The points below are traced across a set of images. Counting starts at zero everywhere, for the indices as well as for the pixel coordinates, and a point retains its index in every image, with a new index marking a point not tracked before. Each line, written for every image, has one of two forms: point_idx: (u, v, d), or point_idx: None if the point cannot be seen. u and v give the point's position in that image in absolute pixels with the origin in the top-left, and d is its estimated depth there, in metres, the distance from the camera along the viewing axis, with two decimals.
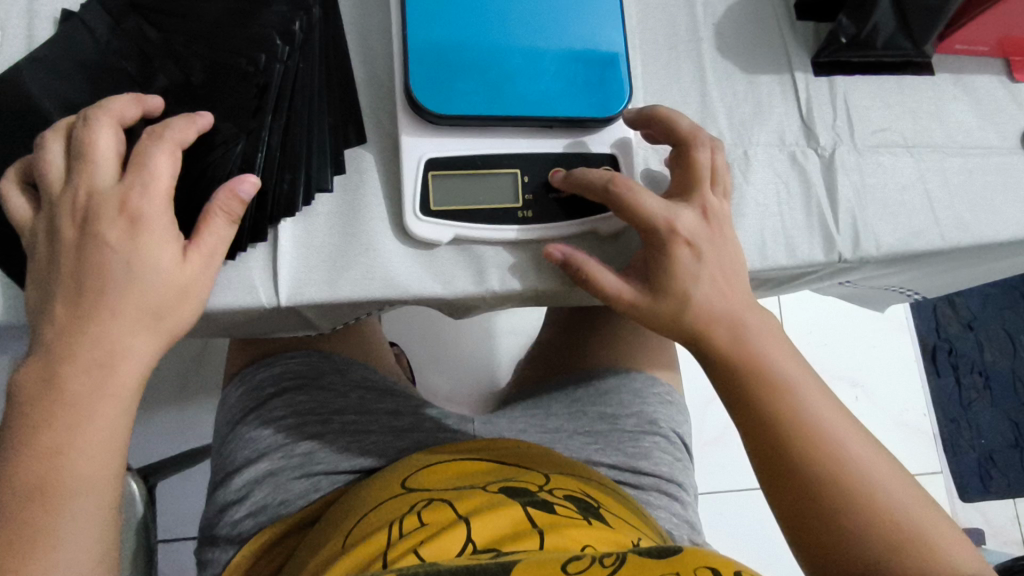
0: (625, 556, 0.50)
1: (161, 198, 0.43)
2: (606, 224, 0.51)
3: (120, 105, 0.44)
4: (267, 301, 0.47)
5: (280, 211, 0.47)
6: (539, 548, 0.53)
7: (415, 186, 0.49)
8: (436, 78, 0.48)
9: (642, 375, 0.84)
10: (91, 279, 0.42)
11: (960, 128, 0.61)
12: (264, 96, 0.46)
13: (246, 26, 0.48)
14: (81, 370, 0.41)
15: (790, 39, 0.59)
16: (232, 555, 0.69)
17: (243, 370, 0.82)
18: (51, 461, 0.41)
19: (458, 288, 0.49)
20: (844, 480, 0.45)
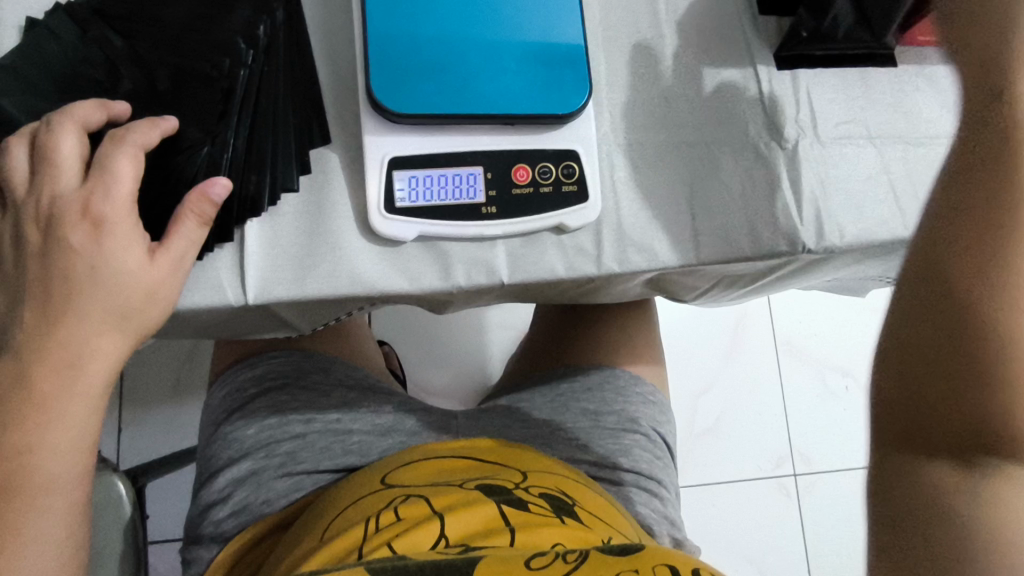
0: (587, 552, 0.54)
1: (124, 201, 0.44)
2: (572, 216, 0.51)
3: (85, 111, 0.45)
4: (234, 300, 0.48)
5: (246, 211, 0.48)
6: (509, 545, 0.55)
7: (379, 183, 0.50)
8: (397, 79, 0.49)
9: (625, 373, 0.85)
10: (57, 281, 0.42)
11: (923, 119, 0.61)
12: (229, 100, 0.48)
13: (210, 31, 0.49)
14: (48, 370, 0.42)
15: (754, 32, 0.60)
16: (216, 553, 0.70)
17: (227, 371, 0.82)
18: (21, 459, 0.42)
19: (425, 284, 0.50)
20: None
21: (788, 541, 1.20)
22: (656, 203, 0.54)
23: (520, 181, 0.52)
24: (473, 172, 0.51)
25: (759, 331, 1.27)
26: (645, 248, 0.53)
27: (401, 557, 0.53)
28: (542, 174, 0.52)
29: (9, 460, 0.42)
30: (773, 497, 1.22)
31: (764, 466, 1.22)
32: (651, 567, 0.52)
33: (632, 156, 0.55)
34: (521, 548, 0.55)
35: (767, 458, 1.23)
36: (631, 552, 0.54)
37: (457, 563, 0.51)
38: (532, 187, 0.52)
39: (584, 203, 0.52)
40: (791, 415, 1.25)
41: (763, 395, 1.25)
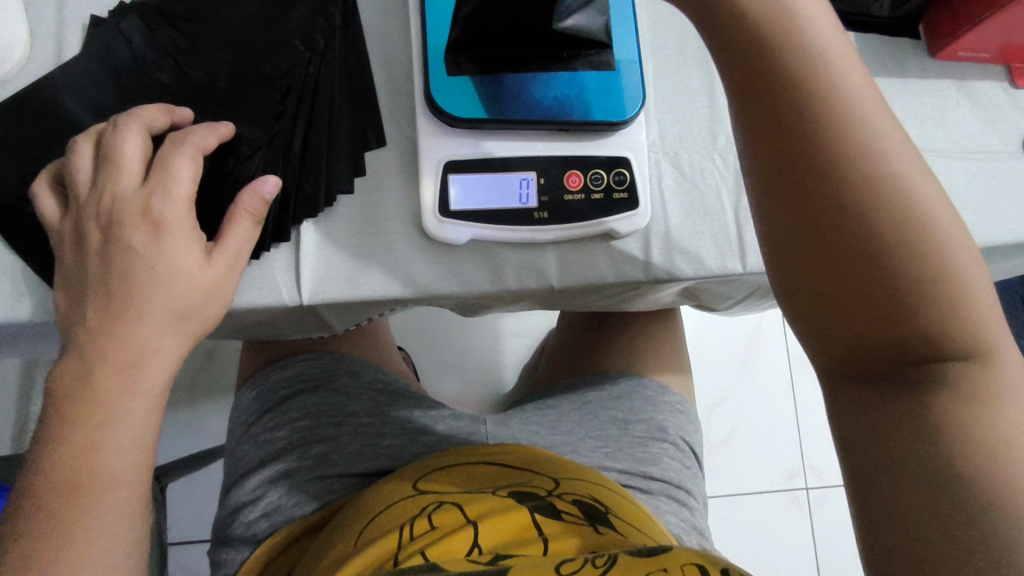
0: (617, 556, 0.53)
1: (184, 204, 0.44)
2: (621, 225, 0.52)
3: (150, 113, 0.45)
4: (289, 300, 0.48)
5: (302, 212, 0.48)
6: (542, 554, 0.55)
7: (434, 187, 0.50)
8: (454, 83, 0.50)
9: (653, 383, 0.86)
10: (119, 282, 0.43)
11: (962, 132, 0.62)
12: (287, 100, 0.48)
13: (270, 34, 0.49)
14: (111, 371, 0.42)
15: None
16: (248, 555, 0.70)
17: (256, 373, 0.83)
18: (84, 458, 0.42)
19: (476, 287, 0.50)
20: (944, 284, 0.32)
21: (804, 555, 1.20)
22: (703, 211, 0.55)
23: (572, 187, 0.52)
24: (525, 177, 0.51)
25: (775, 343, 1.27)
26: (692, 256, 0.54)
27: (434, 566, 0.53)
28: (594, 181, 0.52)
29: (73, 458, 0.42)
30: (787, 510, 1.21)
31: (778, 479, 1.22)
32: (681, 566, 0.52)
33: (679, 165, 0.55)
34: (555, 557, 0.55)
35: (780, 470, 1.23)
36: (658, 553, 0.54)
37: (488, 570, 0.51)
38: (583, 194, 0.52)
39: (634, 210, 0.52)
40: (806, 428, 1.25)
41: (779, 407, 1.25)
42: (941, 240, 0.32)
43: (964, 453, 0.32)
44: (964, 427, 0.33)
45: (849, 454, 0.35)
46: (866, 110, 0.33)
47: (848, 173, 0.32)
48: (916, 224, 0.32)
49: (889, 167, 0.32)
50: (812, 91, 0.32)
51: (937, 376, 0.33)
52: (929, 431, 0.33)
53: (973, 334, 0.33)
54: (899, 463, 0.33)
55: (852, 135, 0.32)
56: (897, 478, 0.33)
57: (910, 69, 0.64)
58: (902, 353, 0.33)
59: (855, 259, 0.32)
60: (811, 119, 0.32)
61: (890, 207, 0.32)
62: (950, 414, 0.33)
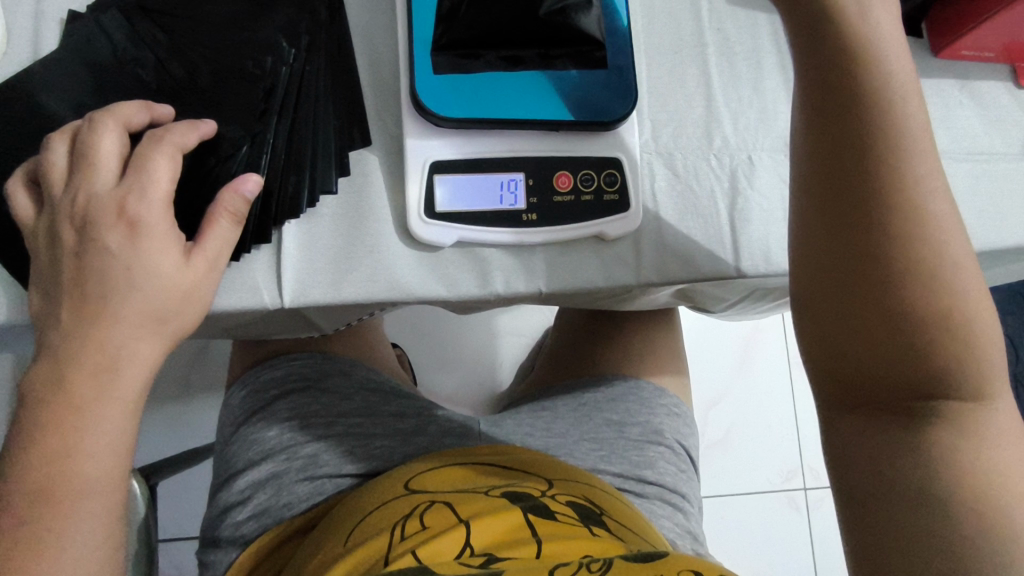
0: (612, 560, 0.52)
1: (161, 203, 0.43)
2: (612, 227, 0.50)
3: (128, 110, 0.44)
4: (270, 303, 0.47)
5: (284, 213, 0.47)
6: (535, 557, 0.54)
7: (420, 187, 0.49)
8: (440, 81, 0.48)
9: (649, 385, 0.85)
10: (93, 282, 0.41)
11: (966, 133, 0.61)
12: (270, 98, 0.47)
13: (252, 29, 0.48)
14: (86, 374, 0.41)
15: None
16: (236, 556, 0.69)
17: (247, 372, 0.82)
18: (58, 462, 0.41)
19: (463, 291, 0.49)
20: (957, 326, 0.33)
21: (800, 556, 1.19)
22: (697, 213, 0.53)
23: (562, 188, 0.51)
24: (514, 178, 0.50)
25: (775, 343, 1.26)
26: (686, 260, 0.52)
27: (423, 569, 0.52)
28: (584, 182, 0.51)
29: (46, 463, 0.41)
30: (785, 511, 1.20)
31: (775, 479, 1.21)
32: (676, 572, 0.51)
33: (673, 166, 0.54)
34: (548, 559, 0.53)
35: (777, 471, 1.22)
36: (654, 559, 0.53)
37: None
38: (573, 195, 0.51)
39: (625, 212, 0.51)
40: (804, 429, 1.24)
41: (777, 408, 1.24)
42: (958, 281, 0.33)
43: (950, 483, 0.34)
44: (955, 464, 0.34)
45: (841, 468, 0.37)
46: (917, 145, 0.33)
47: (889, 204, 0.33)
48: (942, 262, 0.33)
49: (925, 204, 0.33)
50: (872, 117, 0.33)
51: (939, 411, 0.35)
52: (919, 460, 0.35)
53: (977, 377, 0.34)
54: (886, 483, 0.35)
55: (897, 168, 0.33)
56: (882, 497, 0.35)
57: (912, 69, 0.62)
58: (910, 384, 0.34)
59: (875, 289, 0.33)
60: (861, 146, 0.33)
61: (917, 242, 0.33)
62: (941, 449, 0.34)
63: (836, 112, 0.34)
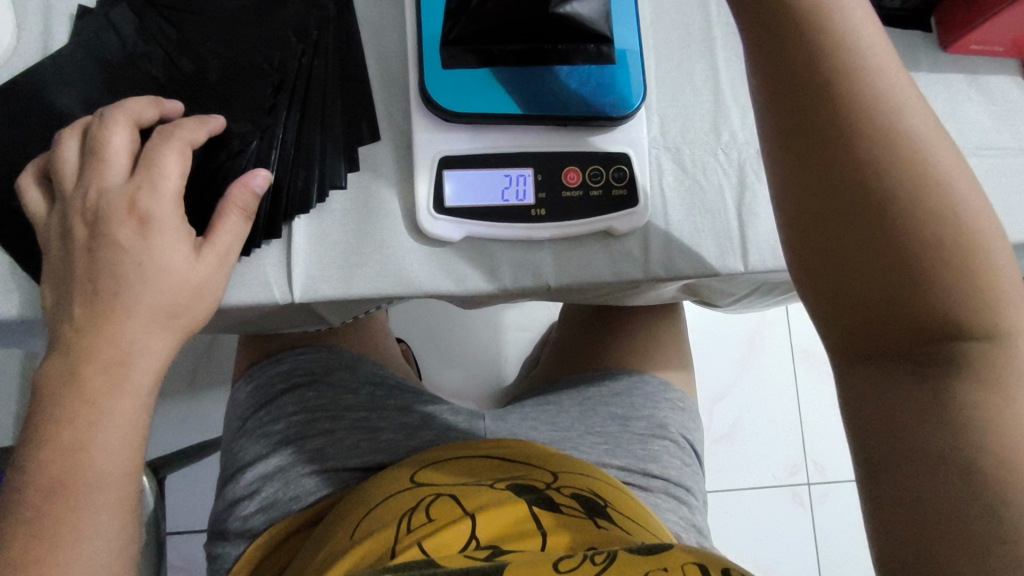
0: (616, 553, 0.52)
1: (172, 198, 0.43)
2: (620, 222, 0.50)
3: (138, 106, 0.44)
4: (280, 297, 0.47)
5: (293, 207, 0.47)
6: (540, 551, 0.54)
7: (428, 183, 0.49)
8: (449, 77, 0.48)
9: (654, 379, 0.85)
10: (105, 278, 0.42)
11: (973, 128, 0.61)
12: (279, 93, 0.47)
13: (262, 25, 0.48)
14: (99, 369, 0.41)
15: None
16: (243, 549, 0.69)
17: (254, 366, 0.82)
18: (73, 456, 0.41)
19: (471, 285, 0.49)
20: (960, 257, 0.31)
21: (804, 550, 1.20)
22: (705, 209, 0.53)
23: (571, 183, 0.51)
24: (522, 173, 0.50)
25: (778, 338, 1.26)
26: (694, 254, 0.52)
27: (431, 562, 0.52)
28: (592, 177, 0.51)
29: (62, 456, 0.41)
30: (789, 506, 1.21)
31: (780, 474, 1.22)
32: (680, 566, 0.50)
33: (681, 161, 0.54)
34: (552, 553, 0.54)
35: (782, 465, 1.22)
36: (658, 551, 0.53)
37: (485, 567, 0.50)
38: (582, 190, 0.51)
39: (633, 208, 0.51)
40: (808, 424, 1.24)
41: (782, 403, 1.24)
42: (955, 210, 0.31)
43: (979, 437, 0.30)
44: (982, 416, 0.30)
45: (860, 440, 0.34)
46: (884, 78, 0.32)
47: (868, 137, 0.32)
48: (938, 190, 0.31)
49: (902, 134, 0.32)
50: (838, 55, 0.32)
51: (966, 360, 0.31)
52: (943, 415, 0.31)
53: (995, 316, 0.31)
54: (909, 445, 0.31)
55: (866, 100, 0.32)
56: (906, 463, 0.31)
57: (920, 64, 0.62)
58: (925, 328, 0.31)
59: (864, 225, 0.31)
60: (825, 83, 0.32)
61: (901, 172, 0.31)
62: (965, 401, 0.30)
63: (790, 55, 0.33)
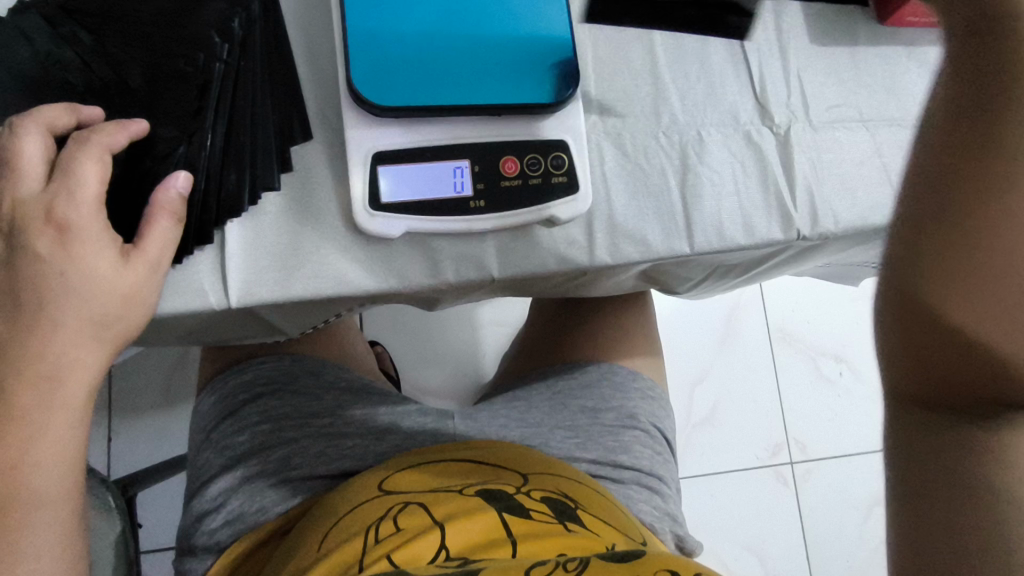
0: (589, 560, 0.52)
1: (91, 205, 0.42)
2: (562, 210, 0.50)
3: (52, 113, 0.43)
4: (217, 304, 0.46)
5: (225, 211, 0.46)
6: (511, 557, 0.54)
7: (363, 179, 0.48)
8: (378, 73, 0.47)
9: (623, 368, 0.85)
10: (25, 290, 0.40)
11: (915, 100, 0.61)
12: (205, 96, 0.46)
13: (183, 26, 0.47)
14: (28, 385, 0.40)
15: (739, 16, 0.58)
16: (211, 563, 0.68)
17: (215, 378, 0.81)
18: (6, 476, 0.41)
19: (414, 281, 0.49)
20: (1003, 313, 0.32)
21: (787, 528, 1.21)
22: (649, 193, 0.53)
23: (509, 173, 0.50)
24: (459, 165, 0.49)
25: (753, 320, 1.27)
26: (638, 239, 0.52)
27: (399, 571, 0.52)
28: (531, 166, 0.50)
29: None
30: (772, 486, 1.22)
31: (762, 454, 1.22)
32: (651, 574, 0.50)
33: (623, 147, 0.54)
34: (523, 560, 0.53)
35: (763, 446, 1.23)
36: (631, 561, 0.53)
37: None
38: (521, 179, 0.50)
39: (575, 194, 0.50)
40: (786, 404, 1.25)
41: (759, 384, 1.25)
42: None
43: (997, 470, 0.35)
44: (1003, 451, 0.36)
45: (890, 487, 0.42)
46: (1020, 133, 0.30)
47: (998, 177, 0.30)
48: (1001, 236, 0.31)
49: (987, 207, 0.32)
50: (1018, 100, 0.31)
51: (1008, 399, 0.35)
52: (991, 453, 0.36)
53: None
54: (935, 471, 0.37)
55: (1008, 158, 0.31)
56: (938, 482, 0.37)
57: (860, 39, 0.62)
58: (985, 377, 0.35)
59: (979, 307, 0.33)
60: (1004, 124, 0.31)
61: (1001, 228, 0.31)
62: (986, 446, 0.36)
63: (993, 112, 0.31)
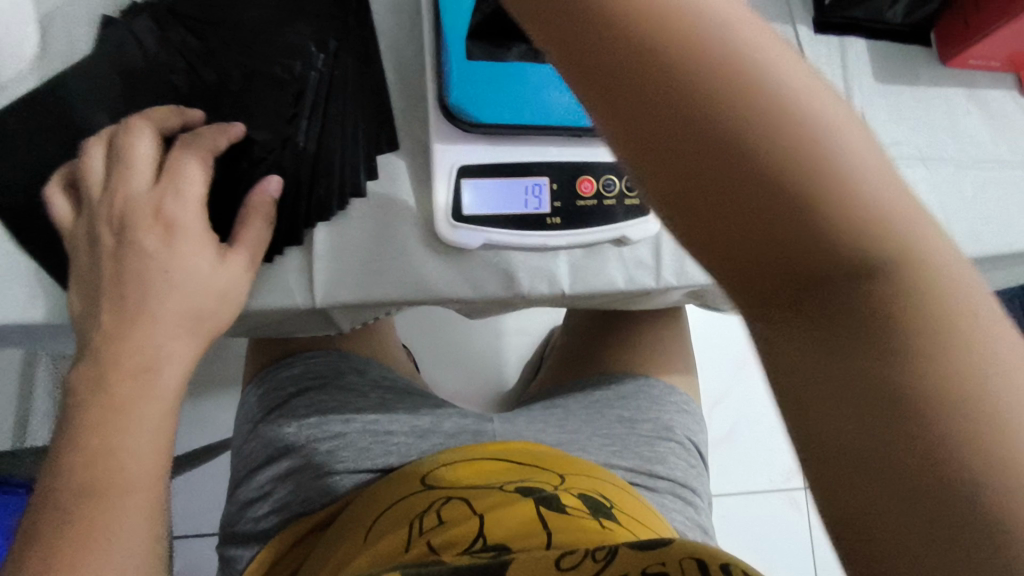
0: (617, 549, 0.48)
1: (195, 205, 0.44)
2: (633, 229, 0.51)
3: (162, 115, 0.45)
4: (303, 303, 0.48)
5: (314, 215, 0.48)
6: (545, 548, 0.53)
7: (447, 192, 0.50)
8: (469, 90, 0.49)
9: (659, 383, 0.86)
10: (132, 286, 0.42)
11: (973, 142, 0.62)
12: (299, 102, 0.48)
13: (281, 35, 0.49)
14: (128, 375, 0.43)
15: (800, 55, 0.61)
16: (257, 551, 0.70)
17: (264, 370, 0.83)
18: (103, 460, 0.42)
19: (489, 292, 0.51)
20: None
21: (800, 553, 1.21)
22: None
23: (585, 193, 0.52)
24: (538, 182, 0.51)
25: None
26: None
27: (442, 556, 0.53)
28: (605, 187, 0.52)
29: (91, 460, 0.42)
30: (786, 508, 1.22)
31: (777, 479, 1.23)
32: (676, 562, 0.45)
33: None
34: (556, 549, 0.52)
35: (779, 470, 1.23)
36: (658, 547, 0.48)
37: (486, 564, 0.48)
38: (596, 200, 0.52)
39: (645, 216, 0.52)
40: None
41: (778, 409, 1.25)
42: None
43: (965, 422, 0.21)
44: None
45: None
46: None
47: None
48: None
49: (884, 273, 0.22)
50: None
51: None
52: None
53: None
54: None
55: None
56: None
57: (921, 77, 0.64)
58: None
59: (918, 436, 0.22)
60: None
61: None
62: None
63: None
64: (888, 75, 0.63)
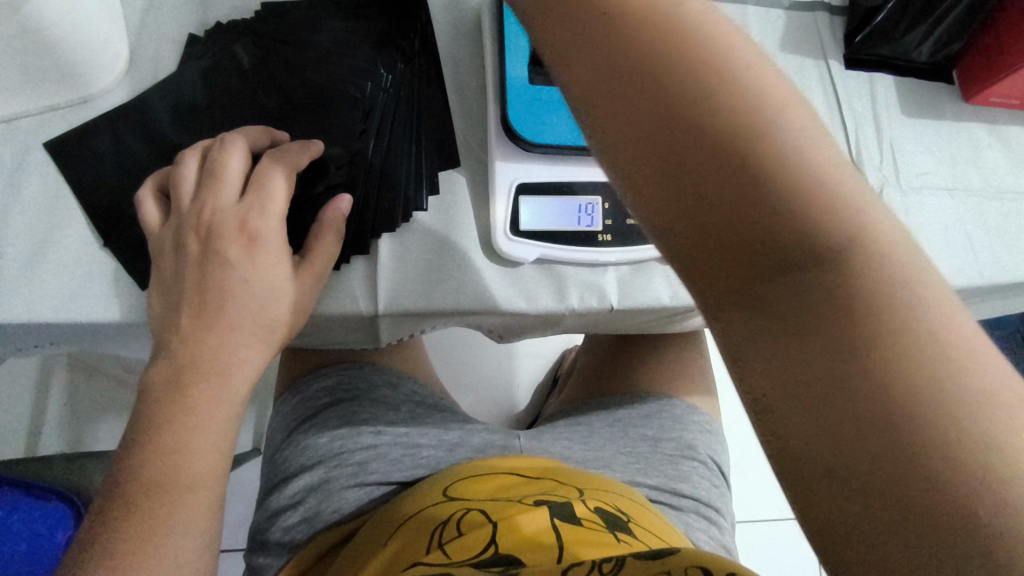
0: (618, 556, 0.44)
1: (278, 218, 0.46)
2: None
3: (251, 134, 0.48)
4: (367, 309, 0.50)
5: (381, 226, 0.50)
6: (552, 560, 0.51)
7: (505, 208, 0.52)
8: (528, 115, 0.53)
9: (682, 403, 0.88)
10: (212, 290, 0.44)
11: (994, 175, 0.66)
12: (367, 119, 0.51)
13: (353, 57, 0.52)
14: (201, 377, 0.44)
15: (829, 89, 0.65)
16: (285, 561, 0.69)
17: (299, 380, 0.85)
18: (169, 458, 0.43)
19: (542, 304, 0.52)
20: None
21: None
22: None
23: None
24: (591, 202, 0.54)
25: None
26: None
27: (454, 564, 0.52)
28: None
29: (158, 457, 0.43)
30: None
31: None
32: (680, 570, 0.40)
33: None
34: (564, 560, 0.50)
35: None
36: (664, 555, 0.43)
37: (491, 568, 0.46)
38: None
39: None
40: None
41: None
42: None
43: (905, 375, 0.24)
44: None
45: None
46: None
47: None
48: None
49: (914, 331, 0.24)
50: None
51: None
52: None
53: None
54: None
55: None
56: None
57: (945, 112, 0.67)
58: None
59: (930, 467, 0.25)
60: None
61: None
62: None
63: None
64: (913, 109, 0.66)
